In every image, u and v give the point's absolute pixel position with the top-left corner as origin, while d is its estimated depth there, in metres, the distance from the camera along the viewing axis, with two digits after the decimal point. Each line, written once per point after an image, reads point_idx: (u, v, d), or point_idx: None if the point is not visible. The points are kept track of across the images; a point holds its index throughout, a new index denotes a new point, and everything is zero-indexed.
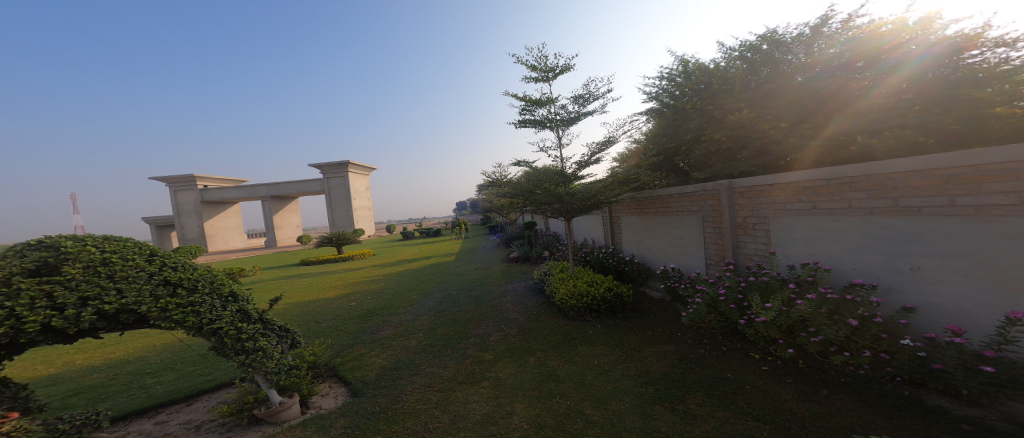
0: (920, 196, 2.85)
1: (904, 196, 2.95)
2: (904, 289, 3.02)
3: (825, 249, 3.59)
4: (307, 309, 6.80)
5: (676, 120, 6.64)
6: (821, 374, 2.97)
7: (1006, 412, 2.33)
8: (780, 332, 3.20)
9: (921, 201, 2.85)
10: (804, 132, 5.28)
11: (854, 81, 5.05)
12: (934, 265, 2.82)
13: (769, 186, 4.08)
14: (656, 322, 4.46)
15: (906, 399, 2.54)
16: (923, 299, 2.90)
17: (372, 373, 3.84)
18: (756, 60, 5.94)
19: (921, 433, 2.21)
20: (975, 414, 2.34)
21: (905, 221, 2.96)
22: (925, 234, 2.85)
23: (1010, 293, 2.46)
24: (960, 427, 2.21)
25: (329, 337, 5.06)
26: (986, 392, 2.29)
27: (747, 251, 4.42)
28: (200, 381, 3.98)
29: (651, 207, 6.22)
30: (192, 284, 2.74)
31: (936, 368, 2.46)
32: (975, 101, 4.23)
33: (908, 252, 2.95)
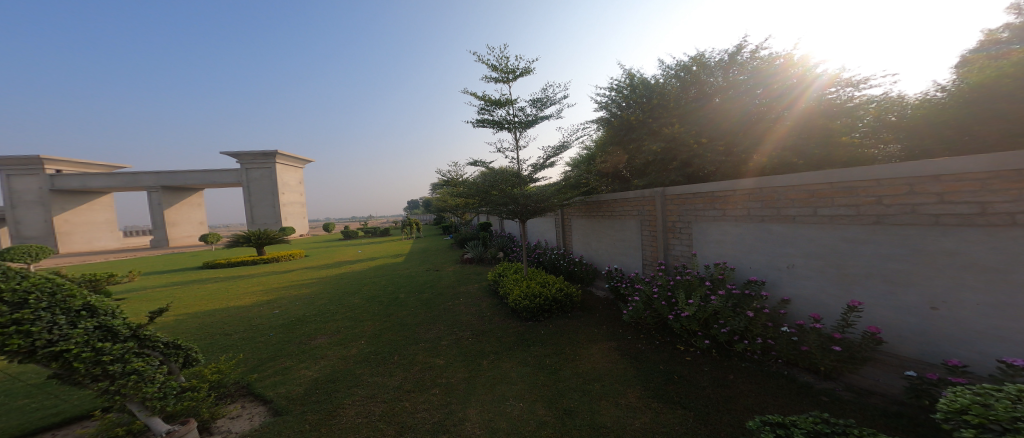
0: (794, 207, 3.44)
1: (784, 206, 3.53)
2: (784, 284, 3.60)
3: (731, 250, 4.12)
4: (208, 321, 5.88)
5: (623, 130, 7.12)
6: (728, 360, 3.41)
7: (849, 383, 2.93)
8: (699, 324, 3.60)
9: (795, 211, 3.44)
10: (716, 148, 6.00)
11: (760, 105, 5.90)
12: (802, 263, 3.43)
13: (692, 194, 4.56)
14: (601, 320, 4.73)
15: (786, 378, 3.05)
16: (794, 292, 3.51)
17: (299, 388, 3.46)
18: (686, 79, 6.49)
19: (799, 407, 2.66)
20: (831, 387, 2.90)
21: (785, 227, 3.54)
22: (798, 238, 3.44)
23: (850, 285, 3.09)
24: (821, 400, 2.72)
25: (241, 351, 4.43)
26: (838, 367, 2.85)
27: (675, 252, 4.88)
28: (36, 417, 3.17)
29: (598, 211, 6.56)
30: (18, 298, 2.14)
31: (803, 350, 3.00)
32: (830, 129, 5.48)
33: (787, 254, 3.54)
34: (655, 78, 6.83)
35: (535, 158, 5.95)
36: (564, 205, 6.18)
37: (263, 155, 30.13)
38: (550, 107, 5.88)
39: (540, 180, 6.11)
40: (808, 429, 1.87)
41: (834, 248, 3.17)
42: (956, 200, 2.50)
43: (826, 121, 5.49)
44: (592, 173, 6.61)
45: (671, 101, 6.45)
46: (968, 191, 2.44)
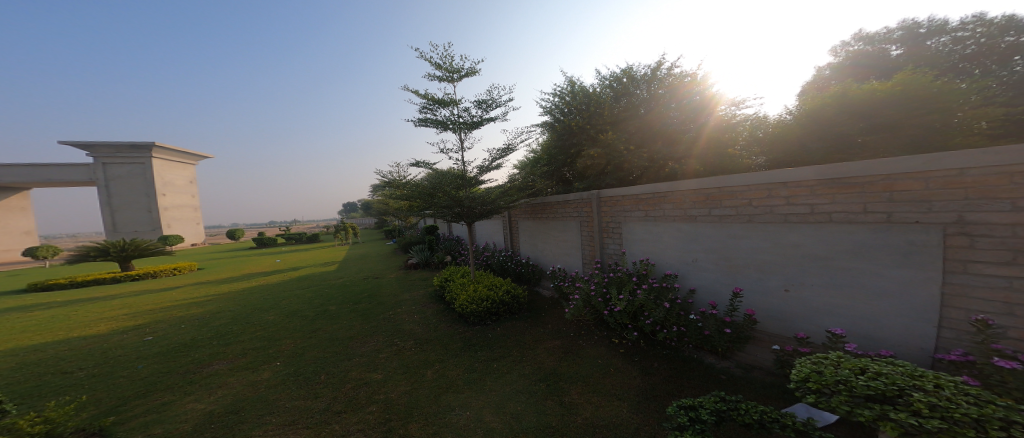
0: (696, 208, 3.96)
1: (689, 208, 4.04)
2: (691, 276, 4.11)
3: (653, 248, 4.56)
4: (42, 357, 4.60)
5: (565, 135, 7.44)
6: (653, 349, 3.78)
7: (740, 361, 3.45)
8: (629, 318, 3.92)
9: (697, 212, 3.95)
10: (642, 155, 6.51)
11: (676, 117, 6.66)
12: (703, 258, 3.95)
13: (622, 197, 4.95)
14: (546, 320, 4.87)
15: (697, 361, 3.49)
16: (700, 283, 4.02)
17: (187, 424, 2.90)
18: (617, 89, 7.01)
19: (705, 387, 3.06)
20: (728, 365, 3.40)
21: (691, 226, 4.05)
22: (699, 236, 3.96)
23: (736, 275, 3.65)
24: (720, 378, 3.16)
25: (103, 389, 3.57)
26: (732, 347, 3.35)
27: (609, 251, 5.24)
28: None
29: (543, 213, 6.77)
30: None
31: (706, 334, 3.45)
32: (721, 141, 6.57)
33: (693, 250, 4.05)
34: (593, 87, 7.26)
35: (481, 161, 5.91)
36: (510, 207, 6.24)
37: (132, 148, 25.19)
38: (495, 109, 5.89)
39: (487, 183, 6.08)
40: (711, 409, 2.14)
41: (724, 244, 3.72)
42: (797, 202, 3.12)
43: (718, 135, 6.54)
44: (537, 176, 6.80)
45: (606, 108, 6.85)
46: (805, 195, 3.08)
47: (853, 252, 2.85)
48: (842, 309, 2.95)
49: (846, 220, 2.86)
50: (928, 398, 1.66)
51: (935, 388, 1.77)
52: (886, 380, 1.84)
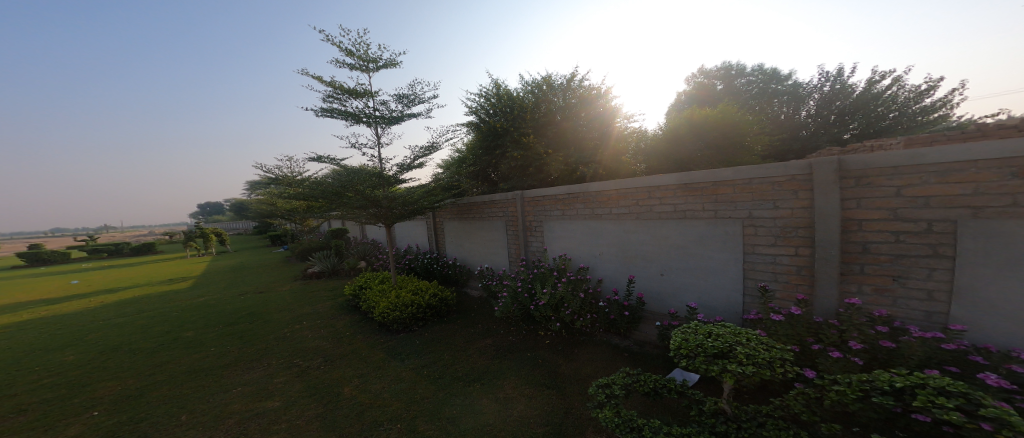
0: (601, 208, 4.44)
1: (596, 207, 4.50)
2: (599, 268, 4.59)
3: (568, 244, 4.95)
4: None
5: (489, 136, 7.53)
6: (573, 337, 4.11)
7: (637, 339, 3.99)
8: (552, 310, 4.20)
9: (602, 211, 4.43)
10: (557, 159, 6.94)
11: (586, 126, 7.32)
12: (607, 251, 4.45)
13: (543, 197, 5.23)
14: (476, 320, 4.88)
15: (606, 343, 3.93)
16: (606, 274, 4.51)
17: None
18: (538, 94, 7.31)
19: (615, 365, 3.47)
20: (629, 343, 3.92)
21: (597, 223, 4.51)
22: (603, 232, 4.45)
23: (630, 265, 4.22)
24: (626, 355, 3.63)
25: None
26: (626, 325, 3.88)
27: (533, 248, 5.50)
28: None
29: (468, 213, 6.76)
30: None
31: (612, 318, 3.92)
32: (620, 150, 7.49)
33: (602, 245, 4.50)
34: (516, 90, 7.45)
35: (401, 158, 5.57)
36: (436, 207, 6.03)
37: None
38: (417, 105, 5.61)
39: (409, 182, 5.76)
40: (622, 384, 2.38)
41: (621, 238, 4.26)
42: (667, 202, 3.76)
43: (619, 144, 7.46)
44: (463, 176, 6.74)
45: (528, 112, 7.09)
46: (671, 197, 3.72)
47: (699, 242, 3.55)
48: (692, 288, 3.68)
49: (693, 216, 3.56)
50: (744, 349, 2.01)
51: (747, 340, 2.15)
52: (720, 339, 2.15)
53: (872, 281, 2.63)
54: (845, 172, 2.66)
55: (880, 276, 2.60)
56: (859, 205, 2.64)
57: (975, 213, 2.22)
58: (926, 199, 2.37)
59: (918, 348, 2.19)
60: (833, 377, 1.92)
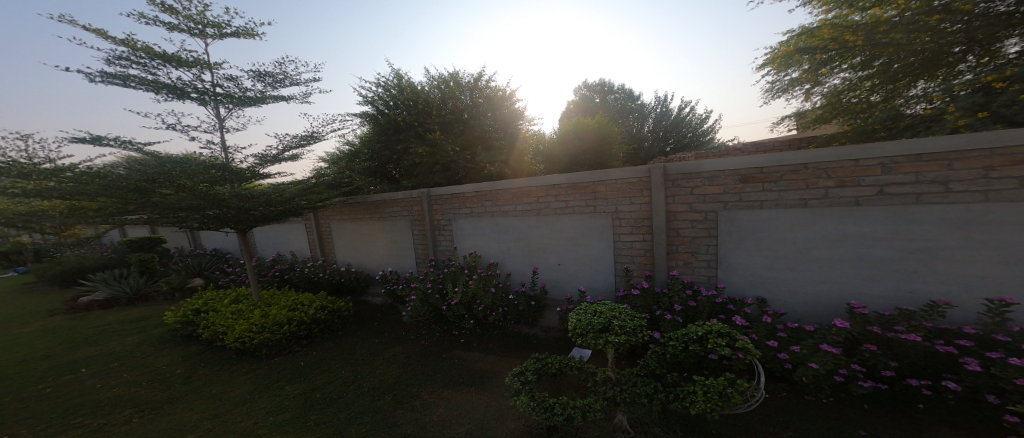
0: (506, 205, 4.54)
1: (503, 204, 4.58)
2: (508, 263, 4.70)
3: (478, 242, 4.92)
4: None
5: (389, 129, 6.94)
6: (487, 331, 4.12)
7: (543, 326, 4.17)
8: (465, 308, 4.14)
9: (508, 208, 4.53)
10: (464, 157, 6.85)
11: (492, 126, 7.31)
12: (514, 246, 4.59)
13: (450, 195, 5.07)
14: (381, 329, 4.48)
15: (517, 333, 4.05)
16: (513, 268, 4.66)
17: None
18: (445, 90, 7.00)
19: (527, 352, 3.60)
20: (537, 330, 4.13)
21: (503, 220, 4.61)
22: (509, 228, 4.57)
23: (535, 257, 4.44)
24: (536, 342, 3.81)
25: None
26: (535, 313, 4.08)
27: (442, 248, 5.31)
28: None
29: (364, 213, 6.15)
30: None
31: (521, 309, 4.07)
32: (524, 151, 7.79)
33: (509, 241, 4.61)
34: (421, 83, 7.00)
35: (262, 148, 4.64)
36: (323, 206, 5.35)
37: None
38: (286, 87, 4.79)
39: (278, 177, 4.85)
40: (534, 369, 2.42)
41: (525, 233, 4.45)
42: (563, 199, 4.09)
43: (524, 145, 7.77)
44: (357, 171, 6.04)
45: (434, 108, 6.77)
46: (566, 195, 4.05)
47: (585, 234, 4.02)
48: (585, 275, 4.12)
49: (580, 211, 4.00)
50: (623, 323, 2.18)
51: (623, 314, 2.32)
52: (602, 315, 2.27)
53: (682, 257, 3.52)
54: (668, 176, 3.45)
55: (687, 254, 3.50)
56: (673, 201, 3.48)
57: (725, 206, 3.26)
58: (705, 196, 3.32)
59: (706, 305, 3.09)
60: (667, 335, 2.31)
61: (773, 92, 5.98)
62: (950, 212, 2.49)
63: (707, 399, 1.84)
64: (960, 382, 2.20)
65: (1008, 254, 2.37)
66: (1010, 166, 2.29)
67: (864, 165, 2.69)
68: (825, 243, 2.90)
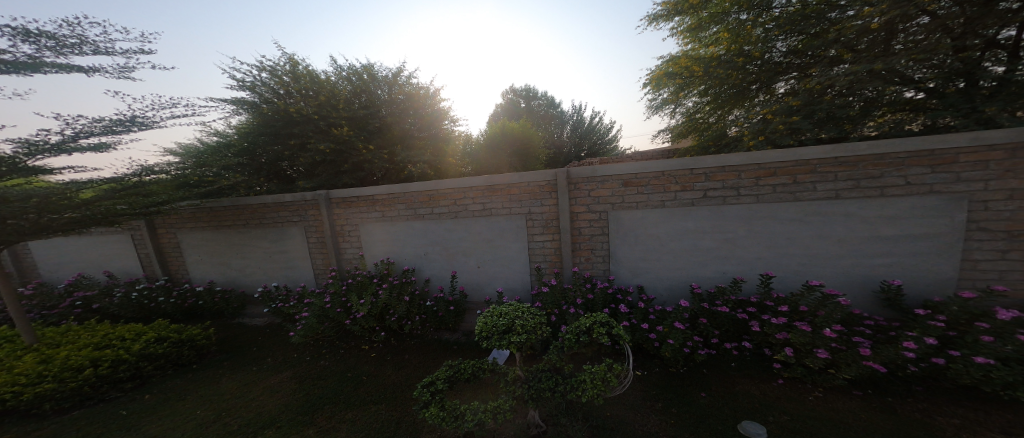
0: (422, 207, 4.36)
1: (418, 207, 4.38)
2: (425, 268, 4.52)
3: (392, 247, 4.61)
4: None
5: (278, 121, 6.08)
6: (401, 341, 3.89)
7: (465, 331, 4.10)
8: (375, 320, 3.90)
9: (423, 211, 4.36)
10: (381, 156, 6.38)
11: (411, 125, 6.93)
12: (432, 250, 4.44)
13: (355, 197, 4.65)
14: (264, 354, 3.91)
15: (435, 340, 3.89)
16: (432, 273, 4.51)
17: None
18: (356, 83, 6.43)
19: (444, 359, 3.51)
20: (455, 335, 4.05)
21: (419, 224, 4.42)
22: (426, 232, 4.41)
23: (453, 261, 4.37)
24: (454, 347, 3.74)
25: None
26: (454, 318, 4.01)
27: (348, 256, 4.87)
28: None
29: (237, 220, 5.28)
30: None
31: (440, 315, 3.95)
32: (448, 152, 7.57)
33: (428, 244, 4.44)
34: (325, 72, 6.29)
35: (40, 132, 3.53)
36: (161, 209, 4.50)
37: None
38: (86, 56, 3.82)
39: (70, 171, 3.77)
40: (444, 377, 2.33)
41: (443, 237, 4.34)
42: (480, 201, 4.10)
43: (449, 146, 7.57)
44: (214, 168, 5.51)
45: (341, 101, 6.13)
46: (485, 197, 4.07)
47: (502, 235, 4.10)
48: (504, 277, 4.21)
49: (496, 213, 4.07)
50: (524, 323, 2.25)
51: (526, 313, 2.39)
52: (506, 316, 2.32)
53: (583, 255, 3.86)
54: (571, 180, 3.73)
55: (586, 251, 3.84)
56: (576, 203, 3.78)
57: (613, 207, 3.66)
58: (599, 198, 3.69)
59: (601, 296, 3.46)
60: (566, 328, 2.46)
61: (654, 109, 7.05)
62: (740, 211, 3.31)
63: (593, 385, 2.04)
64: (752, 340, 2.93)
65: (770, 241, 3.27)
66: (767, 177, 3.18)
67: (695, 173, 3.35)
68: (678, 237, 3.51)
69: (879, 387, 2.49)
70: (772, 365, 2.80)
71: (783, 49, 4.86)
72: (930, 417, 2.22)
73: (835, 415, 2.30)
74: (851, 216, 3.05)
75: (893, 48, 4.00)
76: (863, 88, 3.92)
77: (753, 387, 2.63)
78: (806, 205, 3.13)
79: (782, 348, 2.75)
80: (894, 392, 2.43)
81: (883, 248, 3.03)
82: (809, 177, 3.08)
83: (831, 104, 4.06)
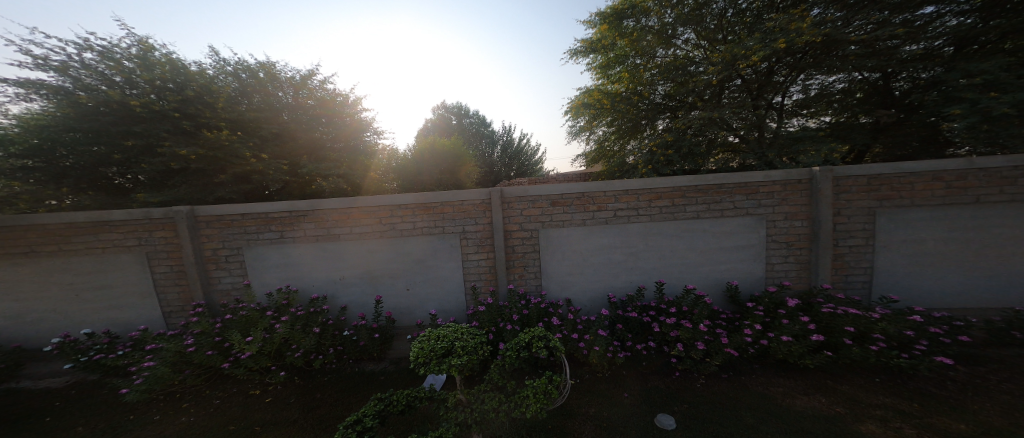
0: (338, 227, 3.93)
1: (331, 226, 3.93)
2: (338, 294, 4.05)
3: (294, 273, 4.01)
4: None
5: (99, 114, 4.59)
6: (310, 379, 3.33)
7: (393, 358, 3.71)
8: (269, 358, 3.34)
9: (339, 230, 3.94)
10: (279, 167, 5.52)
11: (315, 132, 6.16)
12: (349, 274, 4.01)
13: (239, 215, 3.93)
14: (77, 420, 2.95)
15: (356, 373, 3.41)
16: (350, 299, 4.05)
17: None
18: (247, 83, 5.62)
19: (370, 391, 3.11)
20: (376, 364, 3.59)
21: (333, 245, 3.96)
22: (343, 254, 3.98)
23: (377, 285, 4.02)
24: (380, 376, 3.34)
25: None
26: (380, 346, 3.65)
27: (223, 287, 4.05)
28: None
29: (12, 247, 3.90)
30: None
31: (361, 344, 3.54)
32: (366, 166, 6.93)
33: (337, 267, 4.00)
34: (194, 64, 5.30)
35: None
36: None
37: None
38: None
39: None
40: (373, 414, 2.13)
41: (364, 258, 3.98)
42: (409, 220, 3.90)
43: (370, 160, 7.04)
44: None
45: (220, 99, 5.22)
46: (415, 216, 3.89)
47: (434, 254, 3.95)
48: (439, 299, 4.03)
49: (428, 232, 3.92)
50: (466, 346, 2.21)
51: (464, 334, 2.35)
52: (445, 339, 2.24)
53: (517, 271, 3.96)
54: (505, 199, 3.83)
55: (519, 268, 3.95)
56: (509, 221, 3.88)
57: (544, 225, 3.87)
58: (530, 217, 3.86)
59: (536, 311, 3.54)
60: (505, 346, 2.49)
61: (573, 135, 7.79)
62: (641, 228, 3.83)
63: (536, 400, 2.11)
64: (655, 340, 3.34)
65: (661, 253, 3.85)
66: (656, 199, 3.78)
67: (608, 195, 3.79)
68: (598, 252, 3.88)
69: (736, 369, 3.10)
70: (669, 360, 3.22)
71: (661, 92, 5.94)
72: (766, 388, 2.83)
73: (711, 396, 2.77)
74: (705, 232, 3.80)
75: (723, 100, 5.52)
76: (706, 132, 5.21)
77: (661, 383, 2.98)
78: (682, 223, 3.79)
79: (675, 344, 3.20)
80: (739, 371, 3.07)
81: (745, 256, 3.82)
82: (683, 200, 3.76)
83: (689, 143, 5.19)
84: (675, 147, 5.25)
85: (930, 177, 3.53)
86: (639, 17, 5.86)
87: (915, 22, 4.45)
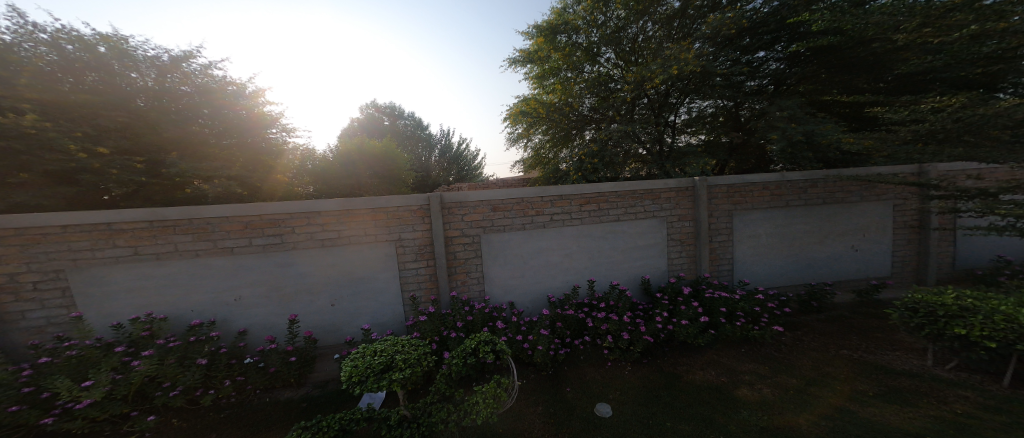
0: (231, 238, 3.37)
1: (219, 238, 3.34)
2: (235, 317, 3.48)
3: (158, 297, 3.29)
4: None
5: None
6: (201, 419, 2.79)
7: (315, 382, 3.32)
8: (127, 403, 2.71)
9: (233, 243, 3.38)
10: (129, 164, 4.45)
11: (195, 124, 5.15)
12: (248, 293, 3.48)
13: (60, 228, 3.04)
14: None
15: (268, 403, 2.97)
16: (253, 321, 3.52)
17: None
18: (77, 57, 4.33)
19: (285, 423, 2.73)
20: (287, 391, 3.17)
21: (223, 260, 3.38)
22: (240, 269, 3.43)
23: (290, 303, 3.59)
24: (298, 404, 2.96)
25: None
26: (300, 372, 3.22)
27: (36, 322, 3.09)
28: None
29: None
30: None
31: (271, 371, 3.09)
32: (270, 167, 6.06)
33: (231, 286, 3.43)
34: None
35: None
36: None
37: None
38: None
39: None
40: None
41: (271, 273, 3.51)
42: (332, 228, 3.57)
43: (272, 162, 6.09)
44: None
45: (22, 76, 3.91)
46: (339, 223, 3.58)
47: (365, 265, 3.69)
48: (371, 312, 3.76)
49: (357, 240, 3.63)
50: (407, 357, 2.09)
51: (402, 346, 2.23)
52: (382, 354, 2.10)
53: (460, 278, 3.89)
54: (445, 204, 3.75)
55: (462, 274, 3.89)
56: (450, 227, 3.80)
57: (485, 230, 3.87)
58: (472, 223, 3.84)
59: (481, 316, 3.48)
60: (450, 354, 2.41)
61: (511, 141, 7.98)
62: (572, 230, 4.06)
63: (485, 405, 2.06)
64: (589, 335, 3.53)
65: (591, 253, 4.13)
66: (584, 204, 4.05)
67: (545, 200, 3.95)
68: (535, 254, 4.00)
69: (651, 354, 3.43)
70: (602, 352, 3.44)
71: (589, 105, 6.42)
72: (674, 368, 3.22)
73: (625, 383, 3.04)
74: (620, 233, 4.17)
75: (635, 116, 6.14)
76: (624, 144, 5.77)
77: (597, 374, 3.17)
78: (607, 225, 4.13)
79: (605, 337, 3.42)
80: (651, 355, 3.41)
81: (658, 255, 4.31)
82: (607, 205, 4.10)
83: (611, 153, 5.68)
84: (602, 157, 5.70)
85: (761, 187, 4.43)
86: (570, 34, 6.27)
87: (754, 63, 5.99)
